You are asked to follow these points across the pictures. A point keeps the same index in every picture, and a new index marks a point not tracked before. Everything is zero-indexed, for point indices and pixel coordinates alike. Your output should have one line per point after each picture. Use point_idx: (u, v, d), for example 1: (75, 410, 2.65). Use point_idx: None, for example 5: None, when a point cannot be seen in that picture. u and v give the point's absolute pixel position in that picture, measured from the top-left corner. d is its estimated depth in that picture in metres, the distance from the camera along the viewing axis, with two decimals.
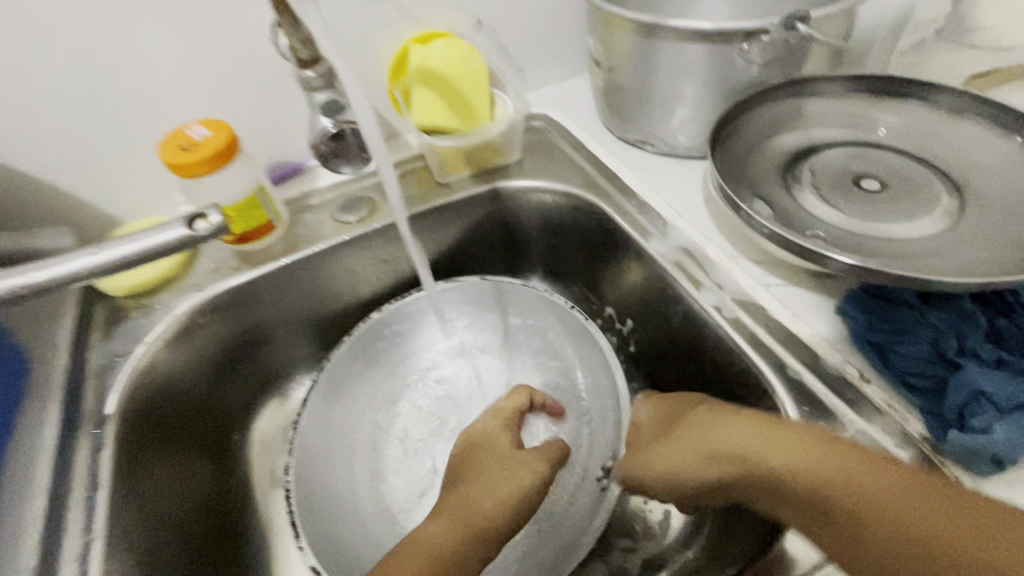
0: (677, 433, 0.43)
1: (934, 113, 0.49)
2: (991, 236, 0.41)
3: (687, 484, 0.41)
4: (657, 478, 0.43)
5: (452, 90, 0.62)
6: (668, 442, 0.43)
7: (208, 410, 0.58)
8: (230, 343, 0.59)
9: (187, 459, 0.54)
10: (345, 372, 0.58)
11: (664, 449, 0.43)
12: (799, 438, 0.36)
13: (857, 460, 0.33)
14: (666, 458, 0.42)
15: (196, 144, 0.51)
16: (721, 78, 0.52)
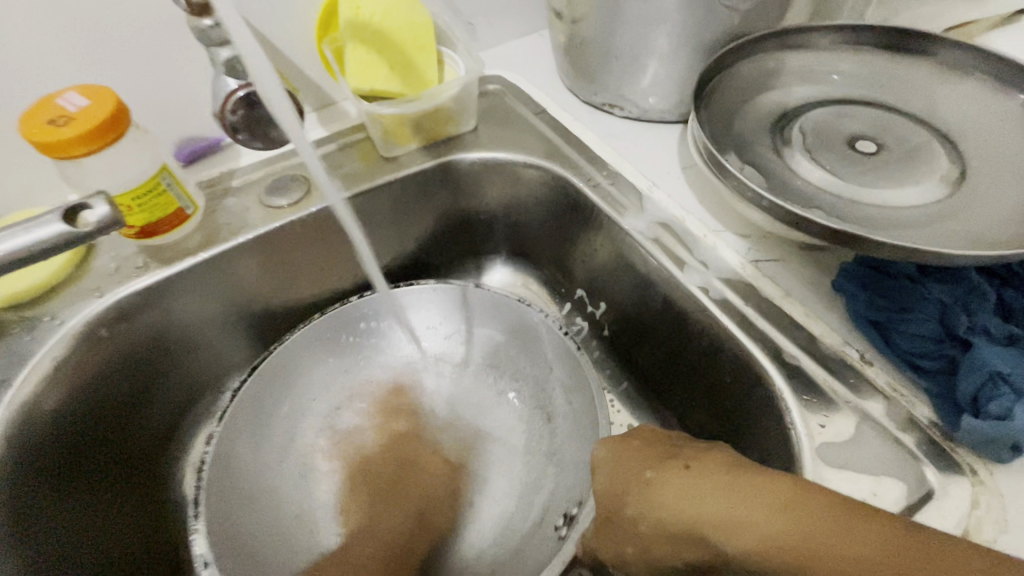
0: (637, 511, 0.33)
1: (924, 68, 0.45)
2: (995, 200, 0.38)
3: (673, 574, 0.32)
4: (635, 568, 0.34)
5: (392, 47, 0.53)
6: (631, 525, 0.33)
7: (119, 439, 0.49)
8: (139, 360, 0.50)
9: (94, 500, 0.46)
10: (279, 380, 0.51)
11: (629, 534, 0.33)
12: (797, 531, 0.26)
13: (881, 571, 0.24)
14: (638, 546, 0.33)
15: (70, 117, 0.41)
16: (698, 28, 0.46)
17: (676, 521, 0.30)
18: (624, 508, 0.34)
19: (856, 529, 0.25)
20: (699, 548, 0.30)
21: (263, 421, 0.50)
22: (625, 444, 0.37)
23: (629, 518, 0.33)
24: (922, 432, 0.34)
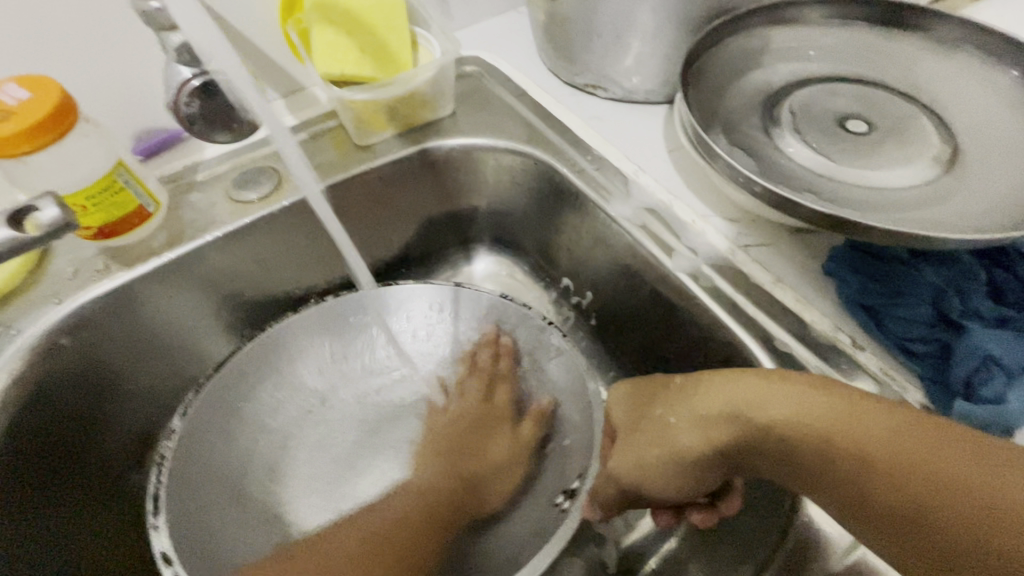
0: (668, 408, 0.34)
1: (909, 43, 0.44)
2: (986, 180, 0.37)
3: (693, 472, 0.32)
4: (654, 472, 0.34)
5: (362, 28, 0.50)
6: (659, 423, 0.34)
7: (92, 436, 0.47)
8: (106, 357, 0.47)
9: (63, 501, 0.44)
10: (244, 372, 0.46)
11: (657, 433, 0.34)
12: (835, 408, 0.28)
13: (903, 432, 0.27)
14: (665, 444, 0.33)
15: (8, 111, 0.37)
16: (682, 4, 0.44)
17: (711, 406, 0.32)
18: (652, 412, 0.35)
19: (888, 406, 0.28)
20: (733, 430, 0.31)
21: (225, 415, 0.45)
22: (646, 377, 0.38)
23: (662, 416, 0.34)
24: None
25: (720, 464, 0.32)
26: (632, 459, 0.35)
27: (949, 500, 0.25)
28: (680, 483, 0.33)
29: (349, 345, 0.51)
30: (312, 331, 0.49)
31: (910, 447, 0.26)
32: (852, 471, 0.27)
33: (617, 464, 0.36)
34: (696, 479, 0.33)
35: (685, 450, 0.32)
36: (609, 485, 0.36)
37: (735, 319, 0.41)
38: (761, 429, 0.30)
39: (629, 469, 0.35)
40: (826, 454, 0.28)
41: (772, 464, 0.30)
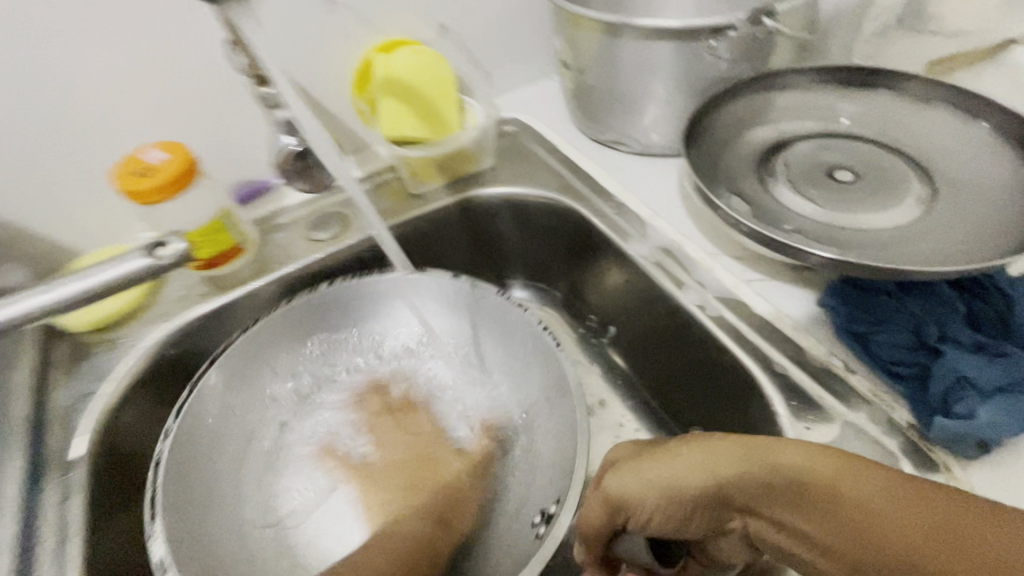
0: (677, 445, 0.36)
1: (897, 101, 0.50)
2: (962, 222, 0.42)
3: (693, 502, 0.34)
4: (650, 495, 0.35)
5: (420, 99, 0.60)
6: (665, 454, 0.36)
7: None
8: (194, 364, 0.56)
9: None
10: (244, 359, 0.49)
11: (665, 460, 0.36)
12: (843, 466, 0.29)
13: (920, 503, 0.27)
14: (663, 473, 0.35)
15: (152, 169, 0.49)
16: (689, 75, 0.52)
17: (721, 446, 0.34)
18: (658, 446, 0.37)
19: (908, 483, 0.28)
20: (740, 467, 0.32)
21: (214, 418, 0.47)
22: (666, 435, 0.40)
23: (675, 449, 0.36)
24: (901, 433, 0.38)
25: (719, 498, 0.33)
26: (630, 482, 0.36)
27: (948, 553, 0.25)
28: (671, 515, 0.35)
29: (353, 339, 0.54)
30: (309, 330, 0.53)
31: (910, 502, 0.27)
32: (851, 517, 0.28)
33: (613, 486, 0.37)
34: (689, 512, 0.35)
35: (690, 482, 0.34)
36: (597, 505, 0.38)
37: (738, 345, 0.45)
38: (763, 472, 0.31)
39: (625, 491, 0.36)
40: (825, 497, 0.29)
41: (766, 504, 0.31)
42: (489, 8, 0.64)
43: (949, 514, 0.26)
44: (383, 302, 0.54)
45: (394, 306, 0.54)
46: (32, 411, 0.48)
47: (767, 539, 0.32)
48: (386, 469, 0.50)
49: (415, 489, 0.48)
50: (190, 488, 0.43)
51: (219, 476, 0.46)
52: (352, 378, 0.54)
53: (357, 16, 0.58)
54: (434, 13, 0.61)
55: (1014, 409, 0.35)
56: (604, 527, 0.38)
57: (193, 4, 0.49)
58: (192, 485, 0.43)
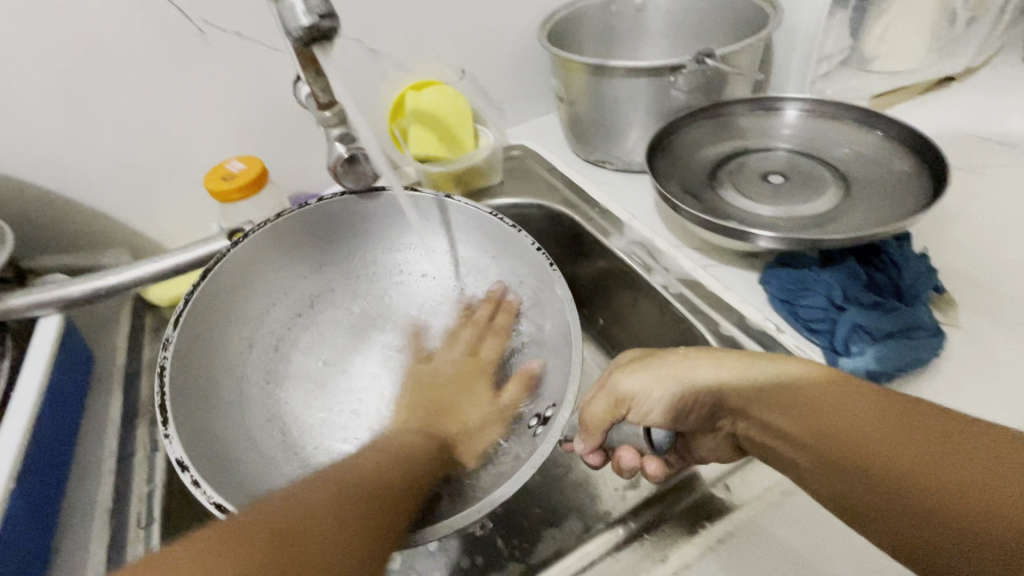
0: (684, 353, 0.43)
1: (820, 121, 0.61)
2: (864, 211, 0.52)
3: (695, 402, 0.42)
4: (660, 395, 0.43)
5: (441, 126, 0.74)
6: (674, 358, 0.43)
7: None
8: None
9: None
10: (247, 275, 0.57)
11: (679, 364, 0.42)
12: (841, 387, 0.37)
13: (897, 418, 0.35)
14: (672, 371, 0.42)
15: (234, 175, 0.63)
16: (658, 104, 0.64)
17: (728, 358, 0.41)
18: (664, 353, 0.44)
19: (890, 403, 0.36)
20: (747, 376, 0.40)
21: (212, 335, 0.53)
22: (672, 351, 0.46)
23: (689, 358, 0.42)
24: None
25: (720, 400, 0.41)
26: (638, 380, 0.43)
27: (910, 455, 0.33)
28: (671, 412, 0.43)
29: (344, 257, 0.63)
30: (306, 251, 0.61)
31: (883, 418, 0.35)
32: (839, 423, 0.36)
33: (622, 383, 0.44)
34: (685, 411, 0.43)
35: (700, 385, 0.41)
36: (604, 400, 0.45)
37: (694, 316, 0.55)
38: (763, 378, 0.39)
39: (633, 384, 0.43)
40: (813, 402, 0.37)
41: (758, 403, 0.39)
42: (500, 56, 0.79)
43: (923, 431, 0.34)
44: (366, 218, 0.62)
45: (385, 224, 0.63)
46: (128, 361, 0.60)
47: (748, 434, 0.41)
48: (429, 382, 0.53)
49: (443, 412, 0.50)
50: (200, 400, 0.49)
51: (229, 388, 0.52)
52: (343, 294, 0.62)
53: (394, 63, 0.73)
54: (456, 61, 0.77)
55: (900, 348, 0.44)
56: (604, 421, 0.46)
57: (273, 55, 0.65)
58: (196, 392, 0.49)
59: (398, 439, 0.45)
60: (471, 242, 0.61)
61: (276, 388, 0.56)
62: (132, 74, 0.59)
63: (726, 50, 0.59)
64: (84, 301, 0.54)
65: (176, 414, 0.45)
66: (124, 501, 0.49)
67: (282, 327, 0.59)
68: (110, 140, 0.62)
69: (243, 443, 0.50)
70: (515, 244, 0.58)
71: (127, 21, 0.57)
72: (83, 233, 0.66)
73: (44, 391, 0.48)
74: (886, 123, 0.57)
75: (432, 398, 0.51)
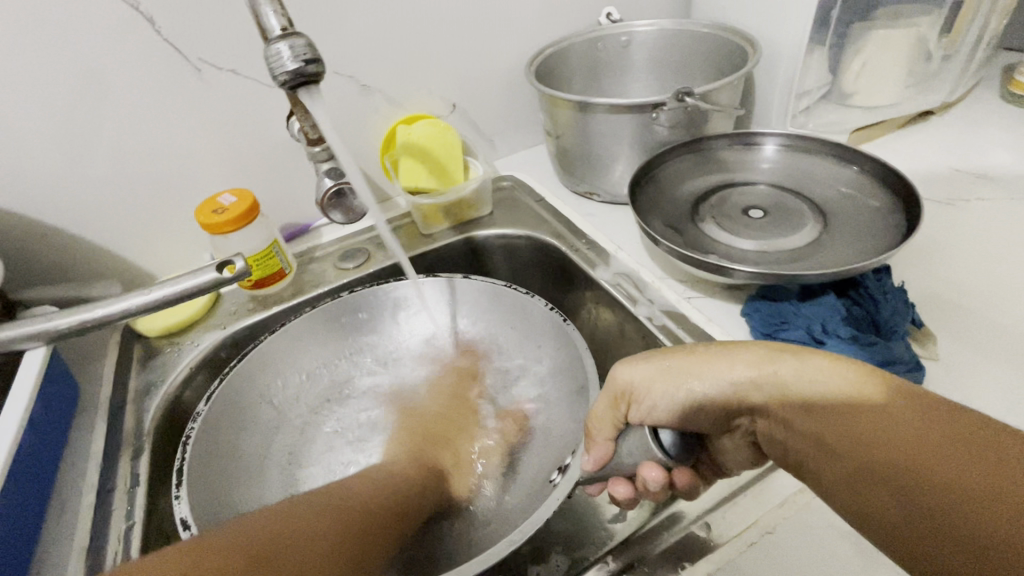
0: (696, 348, 0.43)
1: (796, 155, 0.63)
2: (842, 245, 0.53)
3: (708, 400, 0.42)
4: (669, 388, 0.42)
5: (432, 159, 0.75)
6: (685, 354, 0.43)
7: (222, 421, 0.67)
8: (226, 343, 0.67)
9: None
10: (276, 359, 0.62)
11: (692, 358, 0.42)
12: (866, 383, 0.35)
13: (930, 420, 0.32)
14: (683, 369, 0.42)
15: (225, 207, 0.64)
16: (641, 139, 0.66)
17: (744, 353, 0.41)
18: (681, 350, 0.44)
19: (921, 403, 0.33)
20: (760, 371, 0.39)
21: (238, 403, 0.57)
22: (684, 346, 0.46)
23: (702, 353, 0.42)
24: None
25: (733, 397, 0.41)
26: (646, 374, 0.43)
27: (940, 462, 0.31)
28: (685, 409, 0.43)
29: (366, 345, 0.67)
30: (328, 336, 0.65)
31: (914, 420, 0.33)
32: (863, 424, 0.34)
33: (630, 378, 0.43)
34: (698, 410, 0.43)
35: (709, 380, 0.41)
36: (608, 396, 0.45)
37: (678, 348, 0.56)
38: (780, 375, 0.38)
39: (639, 379, 0.43)
40: (842, 404, 0.35)
41: (778, 401, 0.39)
42: (490, 90, 0.82)
43: (955, 437, 0.31)
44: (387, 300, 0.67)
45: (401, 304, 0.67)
46: (113, 392, 0.60)
47: (768, 432, 0.41)
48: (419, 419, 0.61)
49: (436, 445, 0.57)
50: (210, 468, 0.52)
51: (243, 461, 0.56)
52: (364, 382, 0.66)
53: (386, 97, 0.75)
54: (446, 95, 0.79)
55: None
56: (613, 424, 0.45)
57: (267, 91, 0.66)
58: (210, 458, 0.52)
59: (399, 475, 0.51)
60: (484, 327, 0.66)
61: (297, 469, 0.58)
62: (129, 110, 0.61)
63: (705, 88, 0.61)
64: (71, 333, 0.54)
65: (188, 478, 0.48)
66: (101, 538, 0.48)
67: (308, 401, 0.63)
68: (104, 173, 0.63)
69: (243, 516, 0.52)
70: (530, 306, 0.61)
71: (125, 60, 0.59)
72: (74, 263, 0.66)
73: (24, 426, 0.48)
74: (861, 158, 0.59)
75: (430, 429, 0.60)
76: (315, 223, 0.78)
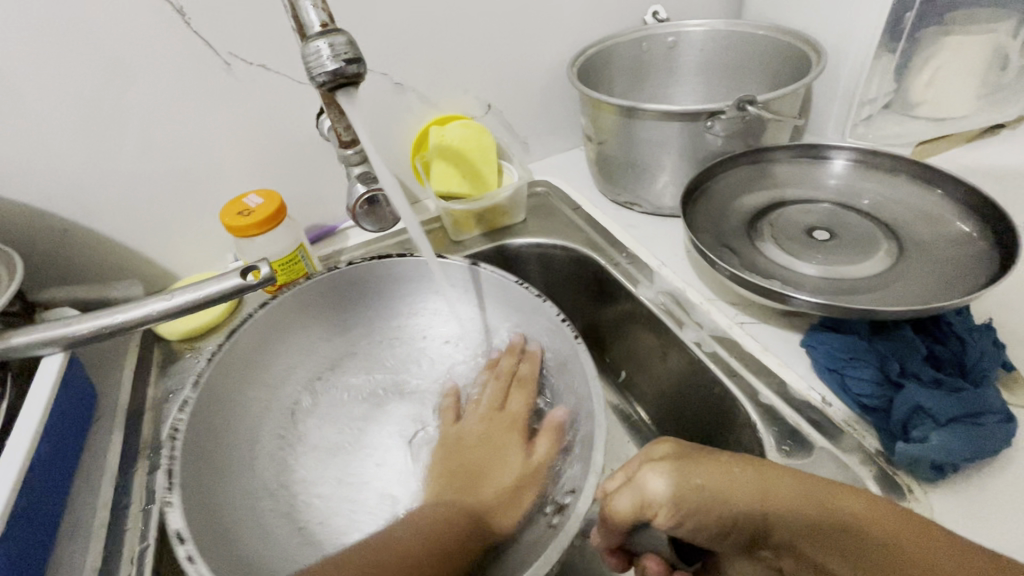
0: (729, 460, 0.36)
1: (862, 172, 0.59)
2: (923, 274, 0.49)
3: (734, 527, 0.35)
4: (692, 505, 0.35)
5: (466, 163, 0.72)
6: (718, 466, 0.36)
7: None
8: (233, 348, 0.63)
9: None
10: (268, 342, 0.56)
11: (717, 473, 0.35)
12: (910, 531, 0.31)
13: None
14: (712, 486, 0.35)
15: (251, 210, 0.61)
16: (693, 148, 0.61)
17: (777, 478, 0.34)
18: (706, 458, 0.37)
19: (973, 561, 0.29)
20: (797, 503, 0.33)
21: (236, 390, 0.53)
22: (693, 447, 0.39)
23: (728, 467, 0.36)
24: (872, 459, 0.42)
25: (761, 528, 0.34)
26: (673, 482, 0.36)
27: None
28: (708, 531, 0.36)
29: (361, 322, 0.63)
30: (319, 316, 0.60)
31: None
32: None
33: (654, 486, 0.37)
34: (720, 534, 0.36)
35: (738, 504, 0.34)
36: (628, 498, 0.38)
37: (731, 380, 0.51)
38: (820, 517, 0.32)
39: (665, 485, 0.36)
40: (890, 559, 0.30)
41: (814, 542, 0.33)
42: (528, 91, 0.78)
43: None
44: (395, 282, 0.63)
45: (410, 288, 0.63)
46: (131, 399, 0.58)
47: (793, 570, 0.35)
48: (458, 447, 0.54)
49: (475, 475, 0.51)
50: (218, 471, 0.48)
51: (246, 453, 0.52)
52: (362, 357, 0.62)
53: (419, 96, 0.71)
54: (482, 96, 0.75)
55: (968, 437, 0.40)
56: (631, 522, 0.39)
57: (298, 89, 0.63)
58: (210, 455, 0.48)
59: (431, 513, 0.47)
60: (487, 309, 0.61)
61: (295, 457, 0.55)
62: (155, 105, 0.59)
63: (767, 95, 0.56)
64: (89, 339, 0.52)
65: (183, 480, 0.44)
66: (114, 558, 0.46)
67: (302, 388, 0.58)
68: (127, 170, 0.61)
69: (241, 508, 0.48)
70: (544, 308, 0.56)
71: (154, 53, 0.56)
72: (95, 261, 0.64)
73: (39, 439, 0.45)
74: (942, 178, 0.54)
75: (465, 461, 0.52)
76: (341, 226, 0.75)
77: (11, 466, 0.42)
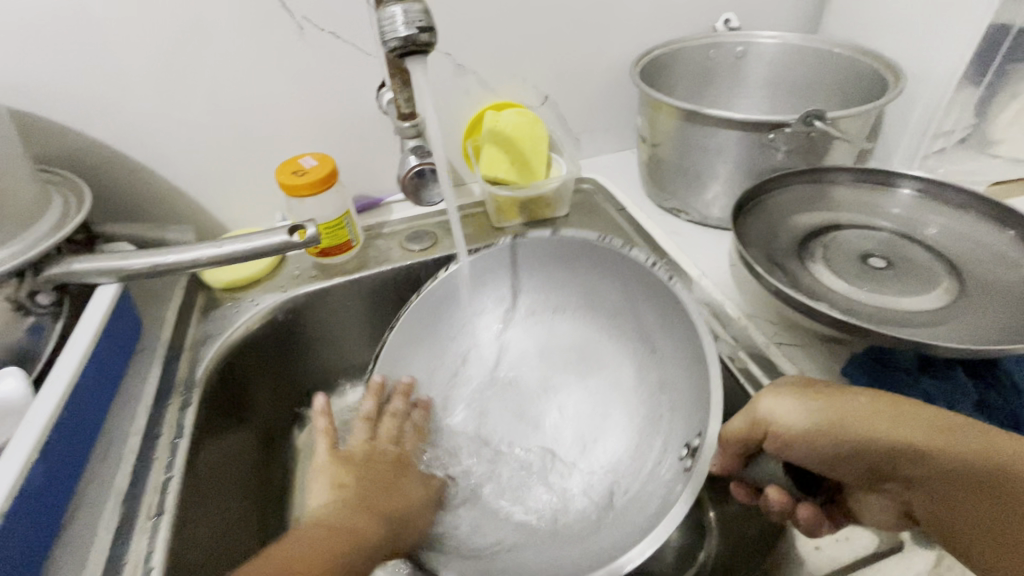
0: (858, 397, 0.39)
1: (927, 204, 0.57)
2: (984, 314, 0.46)
3: (848, 455, 0.38)
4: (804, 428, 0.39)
5: (516, 150, 0.71)
6: (846, 402, 0.38)
7: (276, 398, 0.68)
8: (282, 311, 0.65)
9: (246, 427, 0.63)
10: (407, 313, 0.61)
11: (837, 404, 0.38)
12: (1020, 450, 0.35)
13: None
14: (833, 416, 0.38)
15: (305, 171, 0.63)
16: (751, 160, 0.59)
17: (897, 413, 0.37)
18: (827, 392, 0.39)
19: None
20: (919, 435, 0.36)
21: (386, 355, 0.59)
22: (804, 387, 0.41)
23: (852, 402, 0.38)
24: None
25: (880, 459, 0.38)
26: (795, 411, 0.39)
27: None
28: (814, 458, 0.39)
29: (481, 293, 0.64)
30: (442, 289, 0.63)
31: None
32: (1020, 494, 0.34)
33: (771, 409, 0.40)
34: (829, 462, 0.39)
35: (855, 430, 0.37)
36: (743, 417, 0.41)
37: None
38: (947, 445, 0.36)
39: (781, 415, 0.39)
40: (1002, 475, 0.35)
41: (937, 474, 0.36)
42: (587, 86, 0.77)
43: None
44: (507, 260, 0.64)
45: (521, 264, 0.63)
46: (172, 339, 0.60)
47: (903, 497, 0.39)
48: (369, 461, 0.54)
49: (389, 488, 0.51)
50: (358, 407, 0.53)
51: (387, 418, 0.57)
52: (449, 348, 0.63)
53: (479, 80, 0.72)
54: (540, 86, 0.75)
55: None
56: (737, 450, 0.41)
57: (364, 60, 0.65)
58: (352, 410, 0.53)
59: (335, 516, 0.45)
60: (576, 296, 0.62)
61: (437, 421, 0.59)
62: (227, 60, 0.61)
63: (837, 112, 0.54)
64: (142, 274, 0.54)
65: None
66: (141, 483, 0.48)
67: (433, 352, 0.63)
68: (193, 122, 0.63)
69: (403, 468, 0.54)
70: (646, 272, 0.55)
71: (234, 10, 0.58)
72: (153, 204, 0.67)
73: (87, 363, 0.48)
74: (1015, 218, 0.51)
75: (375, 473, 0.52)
76: (388, 198, 0.77)
77: (61, 383, 0.44)
